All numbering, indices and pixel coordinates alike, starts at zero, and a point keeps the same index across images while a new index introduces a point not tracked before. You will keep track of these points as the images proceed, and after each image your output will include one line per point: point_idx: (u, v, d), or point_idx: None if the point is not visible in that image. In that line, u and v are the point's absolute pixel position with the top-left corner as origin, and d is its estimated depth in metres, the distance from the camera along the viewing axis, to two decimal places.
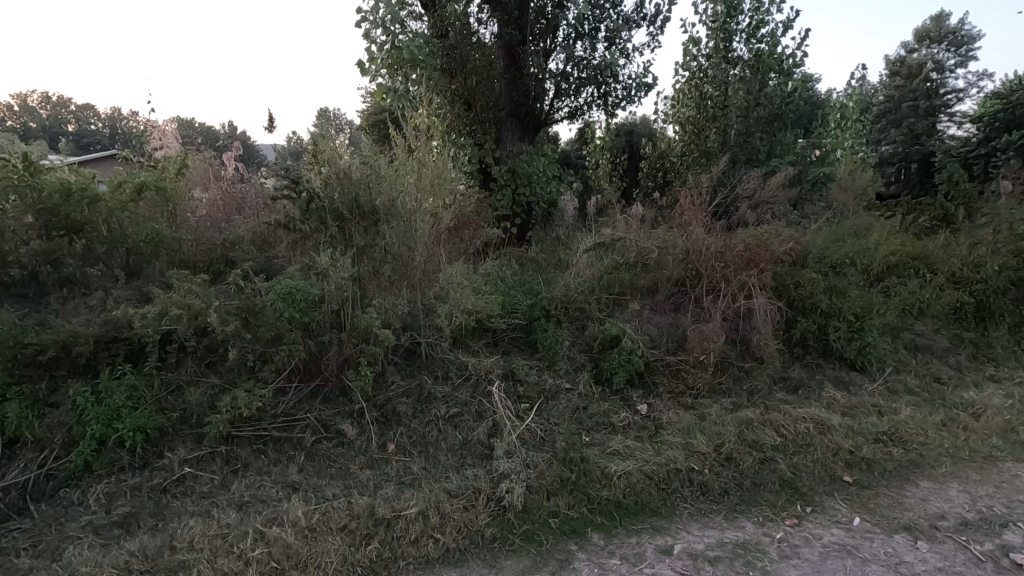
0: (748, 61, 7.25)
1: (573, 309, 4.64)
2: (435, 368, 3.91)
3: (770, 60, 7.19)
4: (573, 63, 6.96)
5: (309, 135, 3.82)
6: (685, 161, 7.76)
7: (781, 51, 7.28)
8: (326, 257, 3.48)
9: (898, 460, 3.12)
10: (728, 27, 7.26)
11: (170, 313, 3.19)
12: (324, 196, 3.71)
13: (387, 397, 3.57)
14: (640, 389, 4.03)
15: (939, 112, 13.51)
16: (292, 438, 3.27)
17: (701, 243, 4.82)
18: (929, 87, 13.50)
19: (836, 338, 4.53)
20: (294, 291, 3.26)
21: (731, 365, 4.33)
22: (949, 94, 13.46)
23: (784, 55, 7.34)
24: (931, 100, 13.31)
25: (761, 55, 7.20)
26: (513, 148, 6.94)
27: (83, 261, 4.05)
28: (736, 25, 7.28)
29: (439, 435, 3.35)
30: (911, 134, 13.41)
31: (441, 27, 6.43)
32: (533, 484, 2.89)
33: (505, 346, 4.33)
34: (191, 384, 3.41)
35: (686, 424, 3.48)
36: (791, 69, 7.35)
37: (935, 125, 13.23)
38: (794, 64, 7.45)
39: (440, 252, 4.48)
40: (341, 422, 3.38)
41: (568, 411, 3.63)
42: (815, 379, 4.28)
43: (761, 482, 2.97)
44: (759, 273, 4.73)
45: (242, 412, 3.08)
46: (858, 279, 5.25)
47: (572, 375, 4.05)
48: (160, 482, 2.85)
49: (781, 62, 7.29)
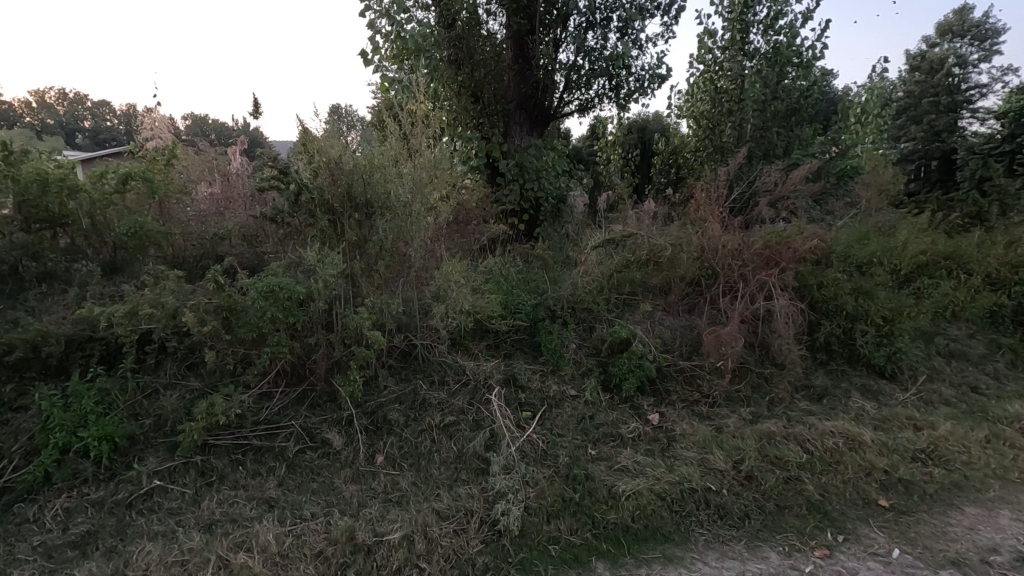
0: (765, 54, 6.91)
1: (581, 309, 4.35)
2: (431, 372, 3.66)
3: (788, 53, 6.86)
4: (584, 55, 6.62)
5: (298, 124, 3.59)
6: (701, 157, 7.43)
7: (800, 42, 6.96)
8: (314, 252, 3.24)
9: (941, 483, 2.79)
10: (744, 18, 6.94)
11: (142, 312, 3.00)
12: (313, 188, 3.47)
13: (377, 404, 3.33)
14: (651, 397, 3.75)
15: (961, 108, 13.08)
16: (273, 447, 3.04)
17: (718, 240, 4.53)
18: (950, 82, 13.13)
19: (863, 343, 4.21)
20: (277, 290, 3.05)
21: (749, 371, 4.04)
22: (972, 90, 13.04)
23: (802, 46, 7.02)
24: (953, 95, 12.94)
25: (780, 47, 6.87)
26: (521, 142, 6.66)
27: (66, 256, 3.89)
28: (753, 16, 6.96)
29: (433, 446, 3.09)
30: (931, 131, 12.78)
31: (446, 17, 6.15)
32: (531, 505, 2.61)
33: (507, 348, 4.05)
34: (169, 389, 3.23)
35: (702, 437, 3.19)
36: (811, 62, 7.01)
37: (958, 122, 12.80)
38: (813, 56, 7.11)
39: (439, 248, 4.21)
40: (327, 430, 3.14)
41: (572, 421, 3.36)
42: (841, 388, 3.98)
43: (786, 505, 2.67)
44: (779, 273, 4.42)
45: (219, 420, 2.87)
46: (886, 280, 4.92)
47: (578, 381, 3.78)
48: (125, 497, 2.61)
49: (800, 54, 6.97)
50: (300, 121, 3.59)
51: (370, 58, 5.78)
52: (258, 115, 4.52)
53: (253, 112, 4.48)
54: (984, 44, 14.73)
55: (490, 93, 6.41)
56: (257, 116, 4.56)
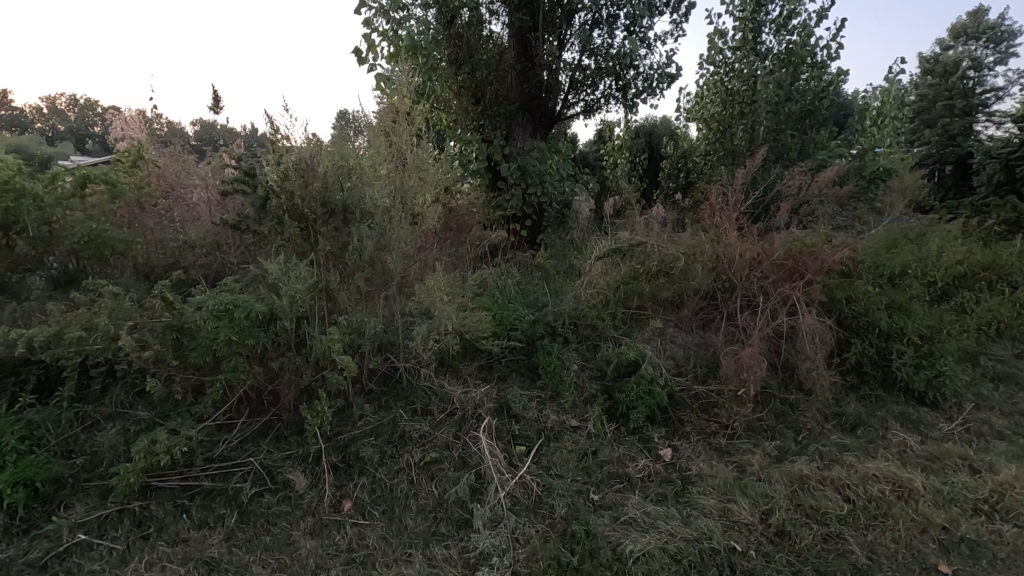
0: (778, 54, 6.46)
1: (584, 325, 3.92)
2: (414, 400, 3.23)
3: (802, 52, 6.38)
4: (589, 54, 6.20)
5: (266, 120, 3.17)
6: (711, 160, 6.97)
7: (814, 42, 6.49)
8: (276, 265, 2.85)
9: (1016, 545, 2.32)
10: (757, 17, 6.51)
11: (75, 335, 2.61)
12: (282, 191, 3.07)
13: (351, 437, 2.94)
14: (662, 428, 3.33)
15: (977, 112, 12.58)
16: (226, 490, 2.66)
17: (736, 251, 4.09)
18: (966, 85, 12.67)
19: (900, 366, 3.77)
20: (233, 308, 2.66)
21: (772, 397, 3.61)
22: (988, 93, 12.60)
23: (817, 47, 6.54)
24: (968, 98, 12.48)
25: (793, 47, 6.40)
26: (523, 144, 6.24)
27: (14, 267, 3.52)
28: (766, 15, 6.54)
29: (411, 489, 2.70)
30: (946, 135, 12.19)
31: (446, 12, 5.75)
32: (520, 570, 2.23)
33: (501, 370, 3.60)
34: (112, 420, 2.84)
35: (722, 480, 2.77)
36: (826, 62, 6.51)
37: (974, 126, 12.33)
38: (828, 56, 6.62)
39: (425, 258, 3.78)
40: (290, 470, 2.75)
41: (572, 458, 2.95)
42: (876, 417, 3.55)
43: (828, 571, 2.22)
44: (805, 286, 3.97)
45: (159, 462, 2.49)
46: (922, 293, 4.47)
47: (581, 410, 3.35)
48: (39, 556, 2.24)
49: (814, 54, 6.48)
50: (266, 117, 3.17)
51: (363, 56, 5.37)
52: (219, 109, 3.74)
53: (212, 107, 3.72)
54: (1001, 46, 14.28)
55: (491, 93, 5.99)
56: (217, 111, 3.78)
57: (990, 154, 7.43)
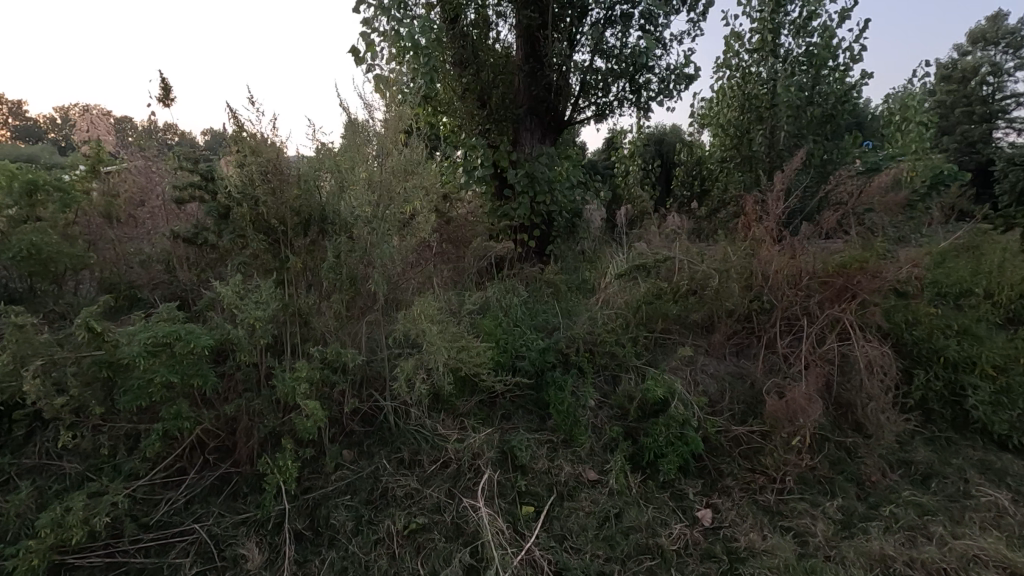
0: (799, 57, 5.91)
1: (602, 353, 3.37)
2: (401, 447, 2.70)
3: (824, 55, 5.79)
4: (601, 55, 5.65)
5: (229, 115, 2.61)
6: (728, 167, 6.41)
7: (837, 45, 5.95)
8: (231, 288, 2.33)
9: None
10: (776, 17, 5.93)
11: None
12: (240, 198, 2.55)
13: (321, 497, 2.42)
14: (698, 481, 2.78)
15: (997, 118, 11.99)
16: (162, 568, 2.14)
17: (778, 268, 3.53)
18: (985, 92, 12.08)
19: (974, 404, 3.20)
20: (171, 343, 2.14)
21: (827, 441, 3.05)
22: (1008, 99, 12.02)
23: (839, 49, 6.01)
24: (988, 104, 11.89)
25: (814, 51, 5.82)
26: (531, 150, 5.68)
27: None
28: (785, 16, 5.97)
29: (392, 568, 2.19)
30: (966, 142, 11.61)
31: (450, 10, 5.28)
32: None
33: (505, 408, 3.05)
34: (30, 476, 2.32)
35: (781, 559, 2.23)
36: (849, 67, 5.98)
37: (993, 132, 11.71)
38: (851, 59, 6.09)
39: (416, 275, 3.25)
40: (244, 541, 2.23)
41: (592, 525, 2.41)
42: (952, 465, 2.98)
43: None
44: (860, 309, 3.40)
45: (72, 538, 1.97)
46: (987, 313, 3.89)
47: (600, 459, 2.79)
48: None
49: (838, 56, 5.94)
50: (228, 111, 2.60)
51: (362, 58, 4.89)
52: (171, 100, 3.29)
53: (163, 97, 3.27)
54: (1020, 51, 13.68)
55: (496, 96, 5.48)
56: (169, 102, 3.35)
57: (1013, 161, 6.95)
